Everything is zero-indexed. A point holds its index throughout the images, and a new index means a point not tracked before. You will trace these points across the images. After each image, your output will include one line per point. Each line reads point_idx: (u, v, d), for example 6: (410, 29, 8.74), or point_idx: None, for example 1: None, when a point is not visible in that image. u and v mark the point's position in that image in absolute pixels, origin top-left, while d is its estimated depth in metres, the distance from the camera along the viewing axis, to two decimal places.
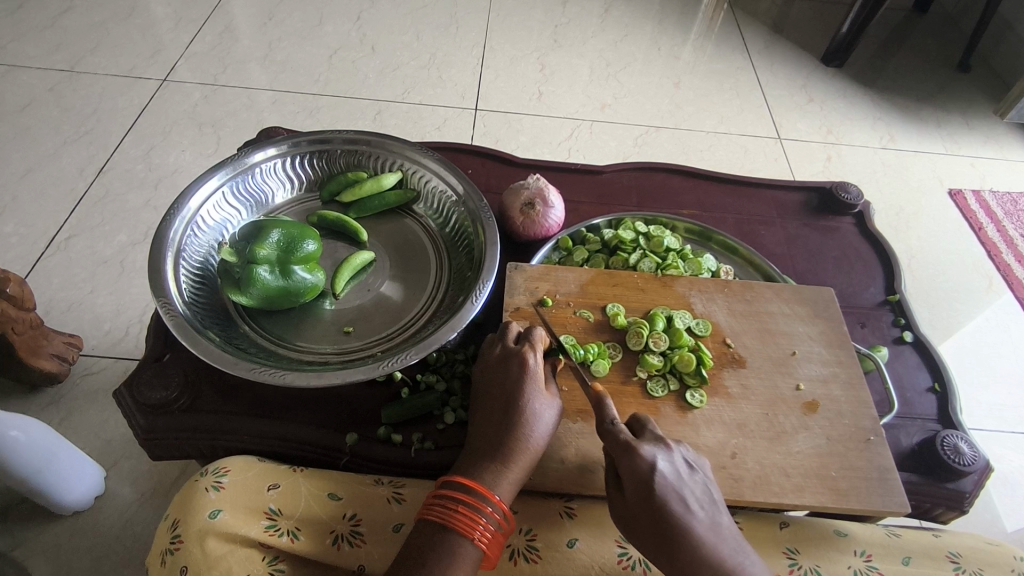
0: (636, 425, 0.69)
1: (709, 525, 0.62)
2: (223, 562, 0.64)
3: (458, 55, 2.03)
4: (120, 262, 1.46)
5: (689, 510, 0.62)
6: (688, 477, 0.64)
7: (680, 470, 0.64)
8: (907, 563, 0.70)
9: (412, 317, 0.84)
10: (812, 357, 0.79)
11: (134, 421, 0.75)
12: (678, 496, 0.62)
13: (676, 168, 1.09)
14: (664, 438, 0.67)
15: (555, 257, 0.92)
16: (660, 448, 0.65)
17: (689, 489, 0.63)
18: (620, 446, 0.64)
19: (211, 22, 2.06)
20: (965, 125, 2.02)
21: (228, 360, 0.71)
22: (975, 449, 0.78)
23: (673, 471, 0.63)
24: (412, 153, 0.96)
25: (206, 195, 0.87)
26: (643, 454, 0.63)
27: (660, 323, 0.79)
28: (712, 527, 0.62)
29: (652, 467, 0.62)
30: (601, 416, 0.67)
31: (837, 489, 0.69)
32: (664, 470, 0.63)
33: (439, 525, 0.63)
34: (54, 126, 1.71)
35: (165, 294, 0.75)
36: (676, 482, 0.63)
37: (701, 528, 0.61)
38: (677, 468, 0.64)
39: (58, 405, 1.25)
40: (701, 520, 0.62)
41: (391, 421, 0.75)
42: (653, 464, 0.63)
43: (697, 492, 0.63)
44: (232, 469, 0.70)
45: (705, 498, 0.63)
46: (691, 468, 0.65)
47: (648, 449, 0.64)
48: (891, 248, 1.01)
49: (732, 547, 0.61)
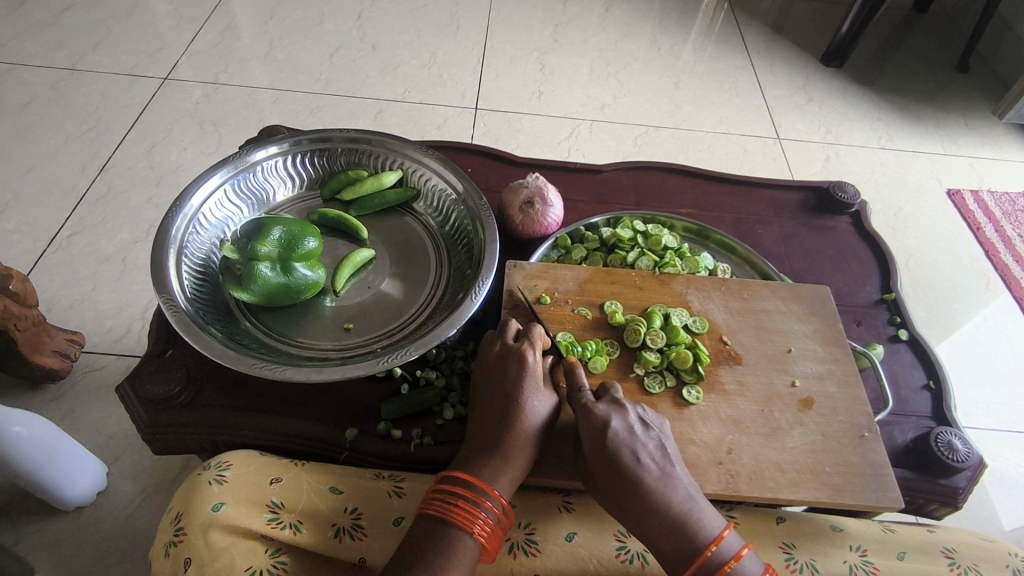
0: (602, 391, 0.73)
1: (660, 475, 0.65)
2: (226, 554, 0.64)
3: (458, 54, 2.04)
4: (121, 259, 1.47)
5: (639, 462, 0.66)
6: (640, 433, 0.68)
7: (633, 427, 0.68)
8: (902, 558, 0.71)
9: (411, 314, 0.85)
10: (808, 355, 0.80)
11: (136, 416, 0.76)
12: (628, 449, 0.66)
13: (674, 168, 1.10)
14: (624, 401, 0.71)
15: (554, 255, 0.93)
16: (616, 408, 0.69)
17: (641, 444, 0.67)
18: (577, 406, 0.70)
19: (212, 21, 2.07)
20: (964, 125, 2.03)
21: (229, 356, 0.72)
22: (969, 446, 0.78)
23: (624, 427, 0.68)
24: (412, 151, 0.96)
25: (208, 192, 0.88)
26: (595, 411, 0.68)
27: (657, 320, 0.80)
28: (663, 477, 0.65)
29: (603, 422, 0.67)
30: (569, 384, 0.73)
31: (832, 485, 0.70)
32: (615, 425, 0.67)
33: (439, 518, 0.64)
34: (56, 124, 1.72)
35: (167, 290, 0.76)
36: (627, 436, 0.67)
37: (650, 477, 0.65)
38: (630, 424, 0.68)
39: (60, 401, 1.25)
40: (651, 471, 0.65)
41: (391, 417, 0.76)
42: (604, 420, 0.68)
43: (650, 447, 0.67)
44: (234, 464, 0.71)
45: (657, 452, 0.67)
46: (646, 426, 0.69)
47: (602, 407, 0.69)
48: (887, 247, 1.02)
49: (683, 497, 0.64)
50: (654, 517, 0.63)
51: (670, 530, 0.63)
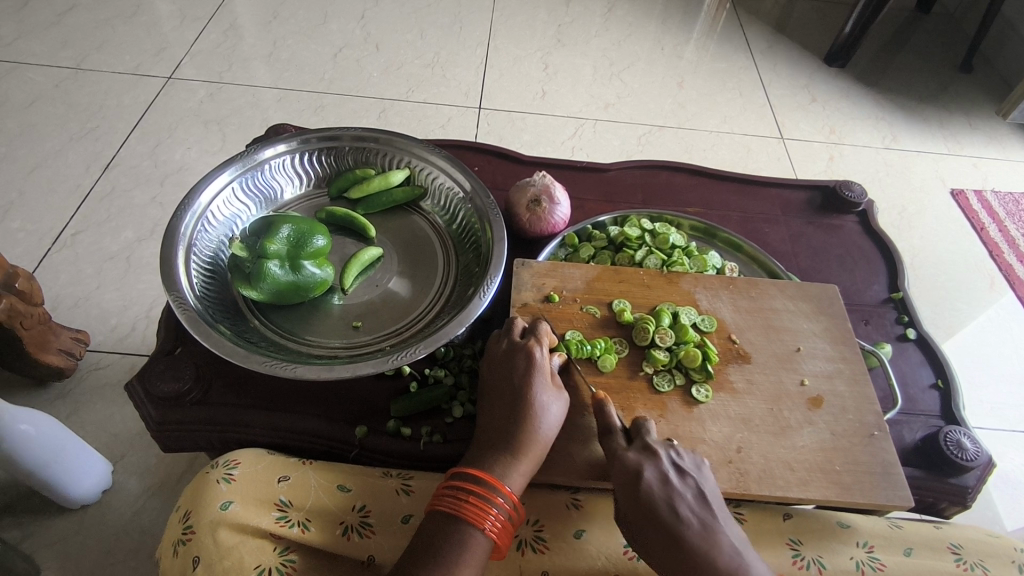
0: (634, 431, 0.71)
1: (701, 530, 0.63)
2: (235, 553, 0.64)
3: (462, 54, 2.04)
4: (126, 258, 1.47)
5: (679, 516, 0.64)
6: (676, 482, 0.65)
7: (668, 476, 0.65)
8: (909, 554, 0.70)
9: (420, 313, 0.85)
10: (817, 353, 0.80)
11: (146, 413, 0.76)
12: (665, 503, 0.64)
13: (680, 167, 1.10)
14: (656, 443, 0.68)
15: (561, 254, 0.93)
16: (648, 455, 0.67)
17: (679, 495, 0.65)
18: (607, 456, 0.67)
19: (215, 20, 2.07)
20: (968, 125, 2.03)
21: (239, 353, 0.72)
22: (977, 445, 0.78)
23: (659, 479, 0.65)
24: (420, 150, 0.96)
25: (217, 190, 0.88)
26: (626, 461, 0.66)
27: (666, 319, 0.80)
28: (704, 532, 0.63)
29: (637, 474, 0.65)
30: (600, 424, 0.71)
31: (841, 483, 0.70)
32: (650, 477, 0.65)
33: (450, 515, 0.63)
34: (60, 123, 1.72)
35: (176, 288, 0.76)
36: (664, 489, 0.64)
37: (693, 534, 0.63)
38: (665, 474, 0.65)
39: (65, 399, 1.25)
40: (692, 526, 0.64)
41: (400, 415, 0.76)
42: (637, 473, 0.65)
43: (688, 498, 0.65)
44: (242, 461, 0.71)
45: (697, 503, 0.65)
46: (682, 474, 0.66)
47: (633, 456, 0.66)
48: (894, 246, 1.02)
49: (729, 552, 0.62)
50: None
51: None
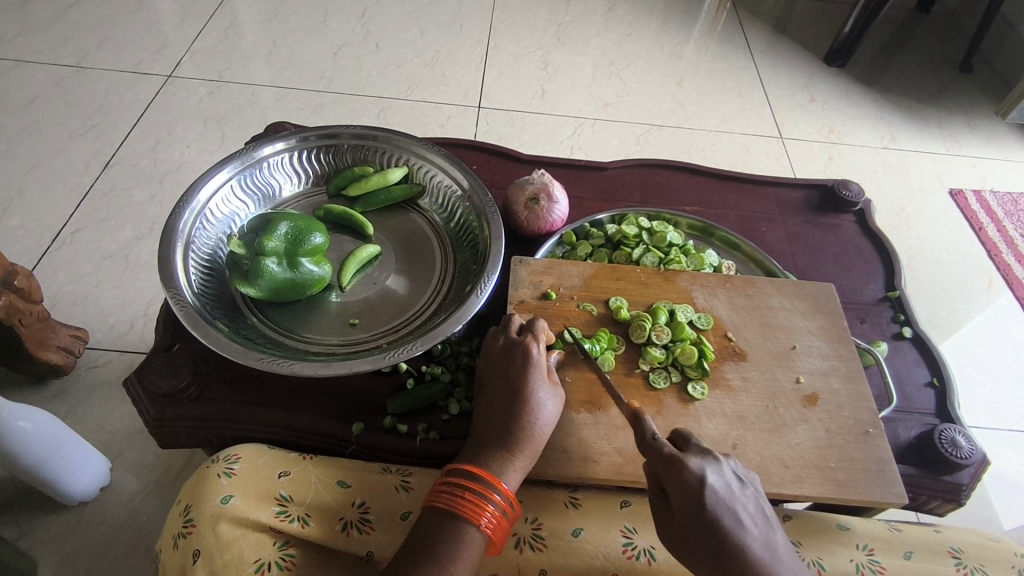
0: (680, 441, 0.67)
1: (763, 542, 0.61)
2: (235, 546, 0.64)
3: (462, 53, 2.04)
4: (125, 256, 1.47)
5: (742, 527, 0.61)
6: (738, 491, 0.63)
7: (730, 484, 0.63)
8: (909, 557, 0.71)
9: (417, 310, 0.85)
10: (812, 351, 0.80)
11: (143, 409, 0.76)
12: (731, 512, 0.61)
13: (678, 165, 1.10)
14: (711, 452, 0.66)
15: (559, 251, 0.93)
16: (709, 461, 0.64)
17: (741, 504, 0.62)
18: (665, 461, 0.63)
19: (215, 19, 2.07)
20: (967, 125, 2.03)
21: (237, 350, 0.72)
22: (972, 443, 0.78)
23: (723, 485, 0.62)
24: (418, 148, 0.96)
25: (215, 187, 0.88)
26: (691, 468, 0.62)
27: (662, 316, 0.80)
28: (767, 544, 0.61)
29: (700, 480, 0.61)
30: (641, 432, 0.67)
31: (836, 480, 0.70)
32: (714, 484, 0.62)
33: (446, 511, 0.64)
34: (60, 120, 1.72)
35: (174, 285, 0.77)
36: (728, 497, 0.62)
37: (756, 546, 0.60)
38: (728, 482, 0.63)
39: (64, 396, 1.26)
40: (755, 538, 0.61)
41: (397, 412, 0.77)
42: (703, 477, 0.62)
43: (750, 508, 0.62)
44: (243, 456, 0.71)
45: (756, 513, 0.63)
46: (742, 483, 0.64)
47: (695, 462, 0.63)
48: (891, 245, 1.02)
49: (789, 566, 0.60)
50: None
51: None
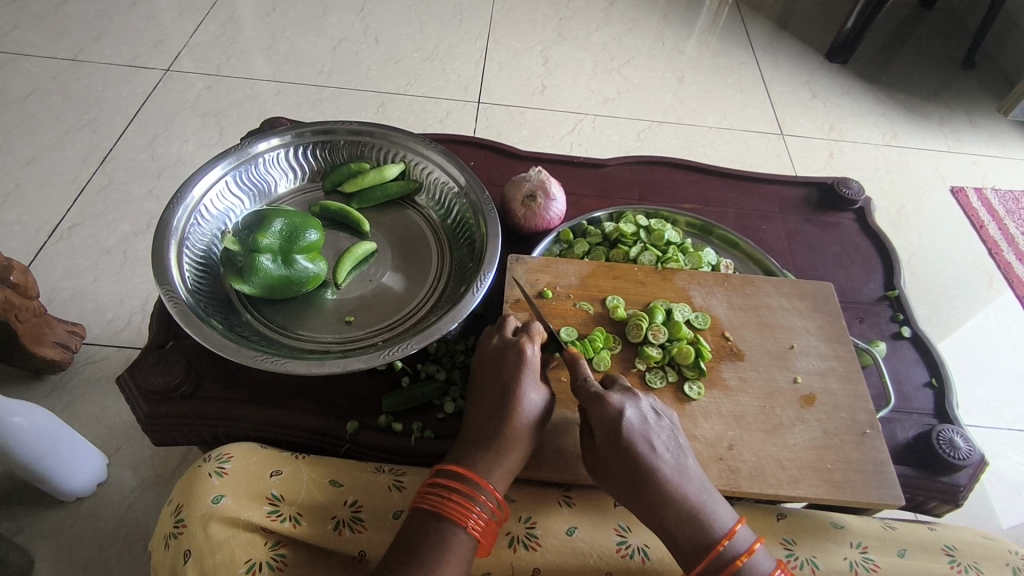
0: (608, 381, 0.71)
1: (674, 466, 0.64)
2: (225, 547, 0.64)
3: (461, 48, 2.03)
4: (122, 251, 1.47)
5: (654, 452, 0.65)
6: (652, 422, 0.67)
7: (646, 416, 0.67)
8: (903, 556, 0.70)
9: (412, 308, 0.84)
10: (811, 351, 0.80)
11: (137, 406, 0.76)
12: (644, 438, 0.65)
13: (678, 163, 1.09)
14: (634, 390, 0.70)
15: (556, 249, 0.93)
16: (629, 397, 0.68)
17: (655, 434, 0.66)
18: (588, 395, 0.67)
19: (214, 13, 2.06)
20: (970, 122, 2.02)
21: (230, 347, 0.72)
22: (970, 444, 0.78)
23: (638, 416, 0.66)
24: (414, 144, 0.96)
25: (209, 184, 0.88)
26: (610, 400, 0.66)
27: (660, 316, 0.80)
28: (677, 468, 0.64)
29: (618, 412, 0.65)
30: (575, 374, 0.70)
31: (833, 481, 0.70)
32: (630, 416, 0.66)
33: (435, 512, 0.63)
34: (58, 115, 1.71)
35: (168, 283, 0.76)
36: (642, 426, 0.66)
37: (667, 469, 0.64)
38: (644, 414, 0.67)
39: (61, 392, 1.25)
40: (666, 462, 0.64)
41: (392, 410, 0.76)
42: (620, 409, 0.66)
43: (663, 438, 0.66)
44: (234, 455, 0.71)
45: (670, 442, 0.66)
46: (657, 416, 0.68)
47: (616, 396, 0.67)
48: (891, 244, 1.01)
49: (699, 487, 0.64)
50: (669, 508, 0.63)
51: (686, 522, 0.62)
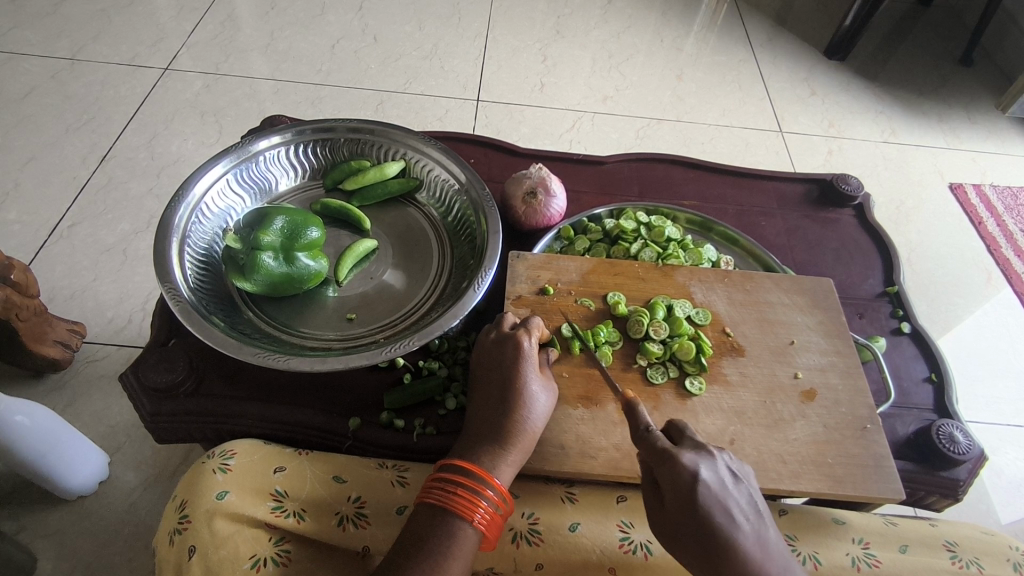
0: (675, 433, 0.67)
1: (756, 538, 0.59)
2: (230, 543, 0.64)
3: (460, 46, 2.02)
4: (122, 250, 1.47)
5: (735, 524, 0.59)
6: (731, 487, 0.61)
7: (723, 479, 0.61)
8: (904, 551, 0.71)
9: (414, 305, 0.85)
10: (811, 347, 0.80)
11: (139, 403, 0.76)
12: (722, 508, 0.60)
13: (678, 160, 1.10)
14: (704, 445, 0.64)
15: (556, 246, 0.93)
16: (702, 457, 0.62)
17: (733, 500, 0.61)
18: (657, 454, 0.62)
19: (212, 11, 2.05)
20: (968, 118, 2.02)
21: (232, 344, 0.72)
22: (970, 438, 0.78)
23: (716, 480, 0.61)
24: (415, 142, 0.96)
25: (210, 182, 0.88)
26: (684, 463, 0.61)
27: (660, 312, 0.80)
28: (760, 542, 0.59)
29: (694, 476, 0.60)
30: (634, 422, 0.66)
31: (834, 476, 0.70)
32: (707, 480, 0.60)
33: (439, 507, 0.64)
34: (56, 114, 1.71)
35: (170, 280, 0.76)
36: (720, 492, 0.60)
37: (749, 543, 0.59)
38: (721, 477, 0.61)
39: (62, 390, 1.26)
40: (747, 535, 0.59)
41: (394, 407, 0.76)
42: (696, 473, 0.60)
43: (742, 503, 0.61)
44: (239, 452, 0.71)
45: (749, 508, 0.61)
46: (736, 478, 0.62)
47: (689, 457, 0.61)
48: (890, 240, 1.02)
49: (783, 564, 0.59)
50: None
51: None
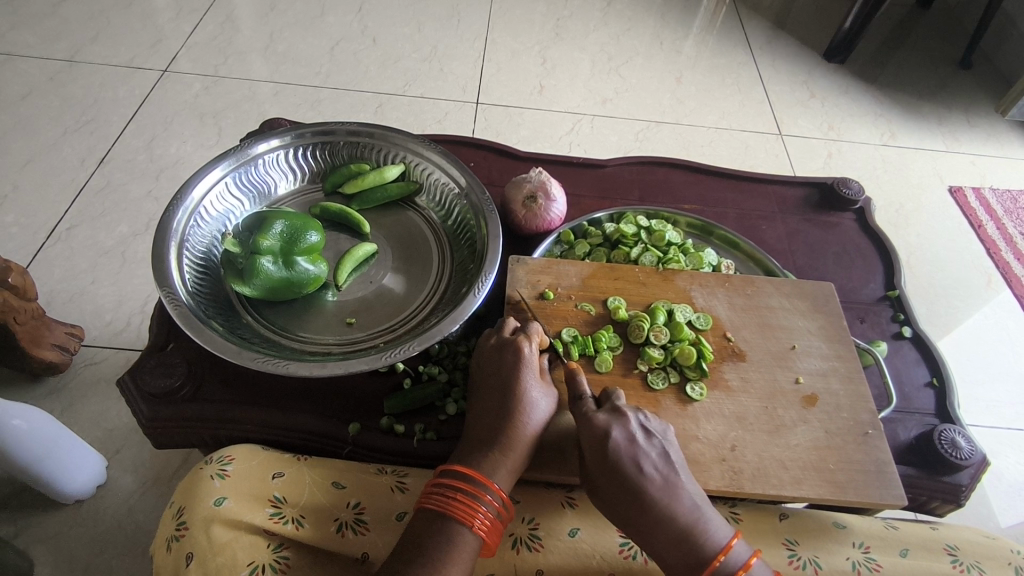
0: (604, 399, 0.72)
1: (662, 485, 0.64)
2: (228, 549, 0.64)
3: (460, 49, 2.02)
4: (121, 253, 1.46)
5: (642, 473, 0.65)
6: (642, 441, 0.66)
7: (634, 435, 0.67)
8: (904, 555, 0.70)
9: (414, 309, 0.84)
10: (812, 352, 0.80)
11: (137, 409, 0.75)
12: (630, 460, 0.65)
13: (677, 163, 1.09)
14: (626, 407, 0.69)
15: (557, 250, 0.92)
16: (616, 418, 0.68)
17: (644, 454, 0.66)
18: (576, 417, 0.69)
19: (211, 13, 2.05)
20: (967, 121, 2.03)
21: (232, 349, 0.71)
22: (972, 444, 0.78)
23: (625, 437, 0.66)
24: (414, 145, 0.96)
25: (209, 185, 0.87)
26: (594, 423, 0.67)
27: (661, 317, 0.80)
28: (666, 488, 0.64)
29: (602, 434, 0.66)
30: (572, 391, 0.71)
31: (836, 482, 0.70)
32: (616, 436, 0.66)
33: (437, 512, 0.63)
34: (55, 116, 1.71)
35: (169, 285, 0.76)
36: (628, 447, 0.66)
37: (654, 489, 0.64)
38: (631, 433, 0.67)
39: (60, 394, 1.25)
40: (654, 482, 0.64)
41: (394, 412, 0.76)
42: (604, 431, 0.66)
43: (653, 456, 0.66)
44: (237, 458, 0.71)
45: (660, 461, 0.66)
46: (648, 434, 0.67)
47: (600, 419, 0.67)
48: (891, 244, 1.01)
49: (689, 507, 0.64)
50: (658, 529, 0.63)
51: (677, 542, 0.62)
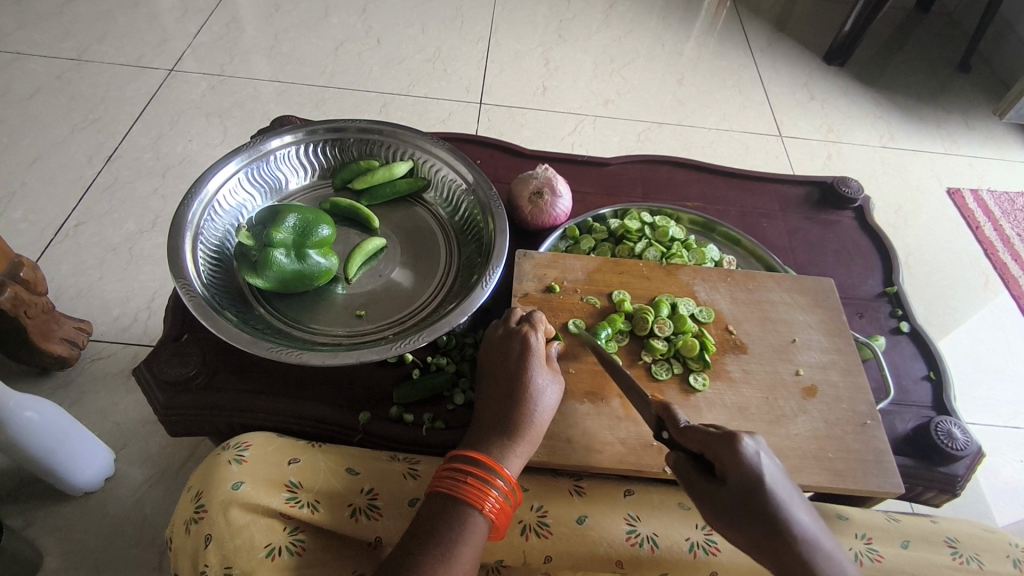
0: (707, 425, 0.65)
1: (810, 519, 0.58)
2: (246, 531, 0.66)
3: (463, 50, 2.04)
4: (128, 249, 1.48)
5: (794, 503, 0.58)
6: (780, 470, 0.60)
7: (774, 462, 0.60)
8: (905, 547, 0.72)
9: (422, 302, 0.86)
10: (812, 345, 0.82)
11: (153, 396, 0.77)
12: (783, 487, 0.58)
13: (680, 162, 1.11)
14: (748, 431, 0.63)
15: (562, 246, 0.94)
16: (755, 439, 0.60)
17: (789, 483, 0.60)
18: (714, 437, 0.60)
19: (217, 14, 2.07)
20: (965, 124, 2.05)
21: (246, 339, 0.73)
22: (968, 435, 0.80)
23: (773, 463, 0.59)
24: (423, 142, 0.98)
25: (222, 179, 0.89)
26: (745, 443, 0.59)
27: (664, 309, 0.82)
28: (814, 522, 0.58)
29: (757, 457, 0.58)
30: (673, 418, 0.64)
31: (834, 470, 0.72)
32: (767, 460, 0.59)
33: (450, 495, 0.65)
34: (62, 114, 1.73)
35: (184, 276, 0.77)
36: (777, 474, 0.59)
37: (808, 524, 0.57)
38: (773, 459, 0.60)
39: (69, 387, 1.27)
40: (804, 514, 0.58)
41: (404, 401, 0.78)
42: (758, 455, 0.58)
43: (793, 487, 0.60)
44: (253, 444, 0.72)
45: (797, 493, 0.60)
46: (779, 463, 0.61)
47: (747, 439, 0.59)
48: (890, 242, 1.03)
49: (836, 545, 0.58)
50: (820, 567, 0.55)
51: None
